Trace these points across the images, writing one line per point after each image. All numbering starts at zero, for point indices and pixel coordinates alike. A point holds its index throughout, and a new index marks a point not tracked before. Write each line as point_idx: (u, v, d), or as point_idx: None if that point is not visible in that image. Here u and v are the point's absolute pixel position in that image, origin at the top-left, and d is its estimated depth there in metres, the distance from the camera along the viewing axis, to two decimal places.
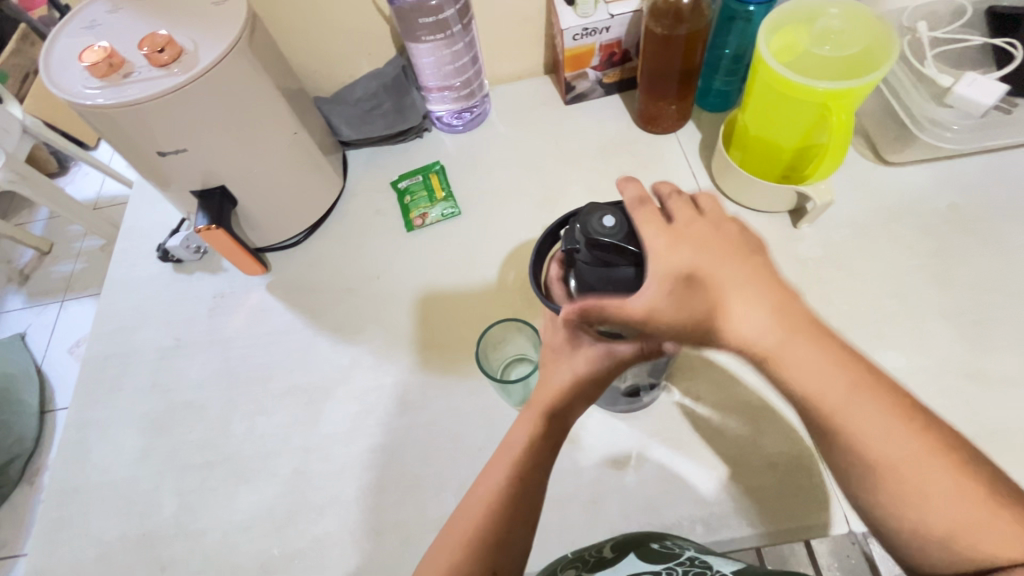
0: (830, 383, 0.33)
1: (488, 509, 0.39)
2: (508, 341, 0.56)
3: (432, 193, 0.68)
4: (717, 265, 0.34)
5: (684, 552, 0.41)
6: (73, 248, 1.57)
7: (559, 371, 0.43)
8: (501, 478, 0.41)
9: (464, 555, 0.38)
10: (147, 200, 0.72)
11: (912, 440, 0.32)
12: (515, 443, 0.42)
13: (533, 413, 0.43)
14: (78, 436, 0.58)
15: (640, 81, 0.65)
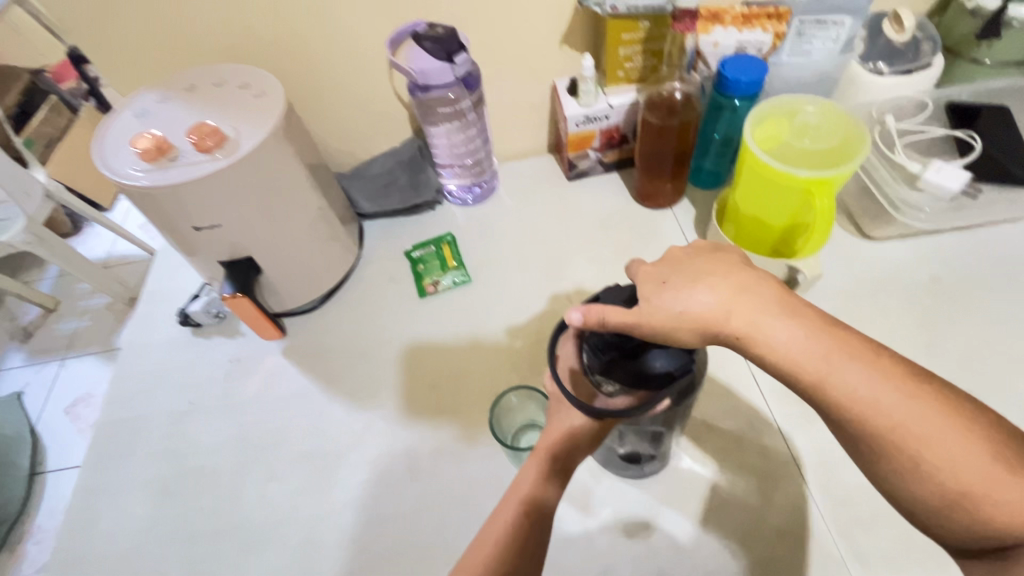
0: (889, 401, 0.33)
1: (494, 554, 0.39)
2: (518, 407, 0.58)
3: (444, 262, 0.72)
4: (694, 268, 0.39)
5: None
6: (79, 306, 1.59)
7: (560, 421, 0.44)
8: (505, 520, 0.41)
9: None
10: (170, 266, 0.76)
11: (888, 393, 0.33)
12: (519, 486, 0.43)
13: (538, 457, 0.44)
14: (87, 502, 0.58)
15: (638, 162, 0.70)
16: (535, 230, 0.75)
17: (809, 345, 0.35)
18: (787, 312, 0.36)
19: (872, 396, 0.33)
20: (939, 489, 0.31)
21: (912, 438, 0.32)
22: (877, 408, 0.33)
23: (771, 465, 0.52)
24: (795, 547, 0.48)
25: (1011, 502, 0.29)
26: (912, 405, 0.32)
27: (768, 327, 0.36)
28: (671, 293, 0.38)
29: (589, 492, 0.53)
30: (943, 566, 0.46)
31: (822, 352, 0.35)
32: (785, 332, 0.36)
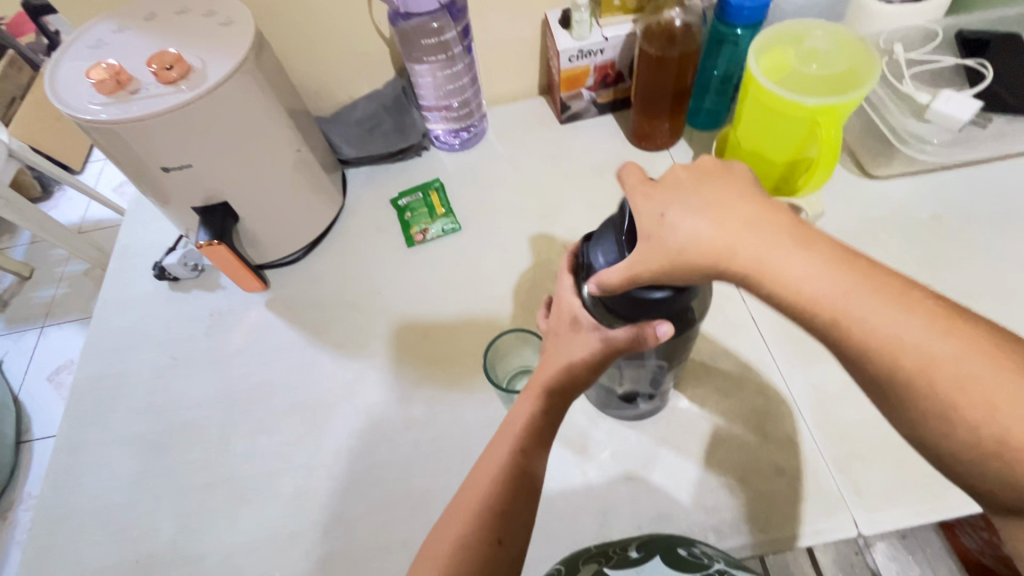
0: (920, 341, 0.29)
1: (492, 485, 0.38)
2: (514, 353, 0.56)
3: (432, 210, 0.69)
4: (687, 195, 0.36)
5: (713, 564, 0.37)
6: (55, 272, 1.54)
7: (559, 354, 0.43)
8: (503, 452, 0.39)
9: (468, 530, 0.36)
10: (143, 219, 0.72)
11: (923, 328, 0.29)
12: (515, 421, 0.41)
13: (534, 390, 0.42)
14: (68, 460, 0.55)
15: (634, 101, 0.67)
16: (528, 176, 0.72)
17: (831, 279, 0.31)
18: (804, 242, 0.32)
19: (895, 334, 0.30)
20: (974, 442, 0.28)
21: (946, 376, 0.28)
22: (901, 348, 0.29)
23: (772, 403, 0.52)
24: (795, 482, 0.48)
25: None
26: (946, 344, 0.29)
27: (782, 260, 0.32)
28: (670, 225, 0.35)
29: (586, 436, 0.52)
30: (941, 495, 0.46)
31: (846, 288, 0.31)
32: (803, 268, 0.32)
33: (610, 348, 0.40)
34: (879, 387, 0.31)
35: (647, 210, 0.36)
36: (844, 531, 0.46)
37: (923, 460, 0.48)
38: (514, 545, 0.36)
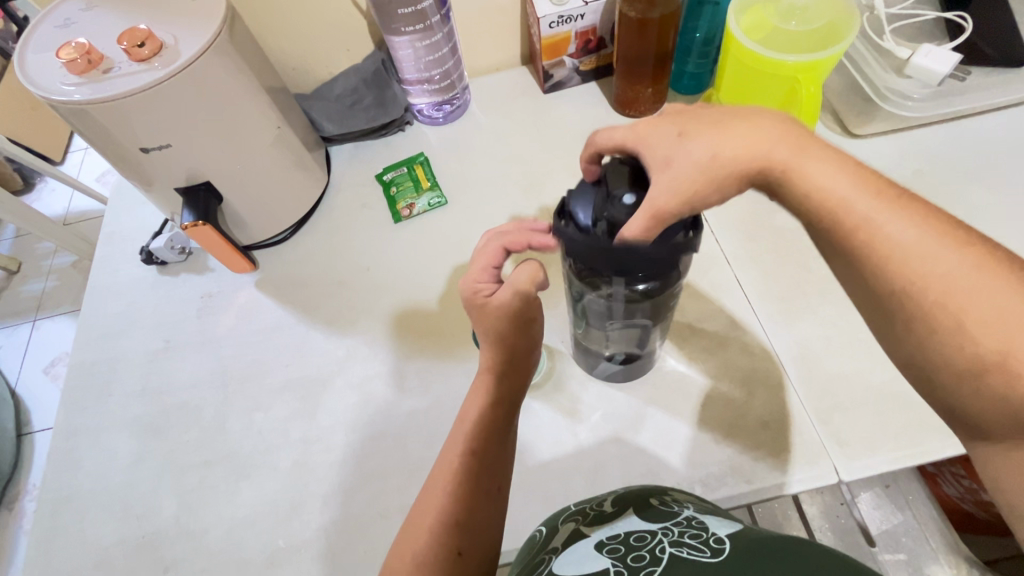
0: (939, 250, 0.31)
1: (447, 497, 0.37)
2: None
3: (418, 184, 0.69)
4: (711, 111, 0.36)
5: (683, 512, 0.38)
6: (43, 266, 1.52)
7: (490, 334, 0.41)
8: (456, 456, 0.39)
9: (425, 545, 0.36)
10: (127, 205, 0.71)
11: (948, 246, 0.31)
12: (466, 418, 0.41)
13: (480, 385, 0.42)
14: (68, 444, 0.56)
15: (617, 66, 0.66)
16: (513, 147, 0.71)
17: (863, 189, 0.33)
18: (833, 157, 0.34)
19: (917, 247, 0.31)
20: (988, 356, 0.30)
21: (966, 288, 0.30)
22: (925, 261, 0.31)
23: (756, 360, 0.53)
24: (780, 435, 0.49)
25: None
26: (965, 259, 0.31)
27: (813, 166, 0.33)
28: (694, 138, 0.34)
29: (577, 399, 0.53)
30: (920, 441, 0.48)
31: (871, 195, 0.33)
32: (834, 176, 0.33)
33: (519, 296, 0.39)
34: (891, 303, 0.32)
35: (661, 126, 0.35)
36: (826, 479, 0.47)
37: (902, 408, 0.49)
38: (475, 552, 0.37)
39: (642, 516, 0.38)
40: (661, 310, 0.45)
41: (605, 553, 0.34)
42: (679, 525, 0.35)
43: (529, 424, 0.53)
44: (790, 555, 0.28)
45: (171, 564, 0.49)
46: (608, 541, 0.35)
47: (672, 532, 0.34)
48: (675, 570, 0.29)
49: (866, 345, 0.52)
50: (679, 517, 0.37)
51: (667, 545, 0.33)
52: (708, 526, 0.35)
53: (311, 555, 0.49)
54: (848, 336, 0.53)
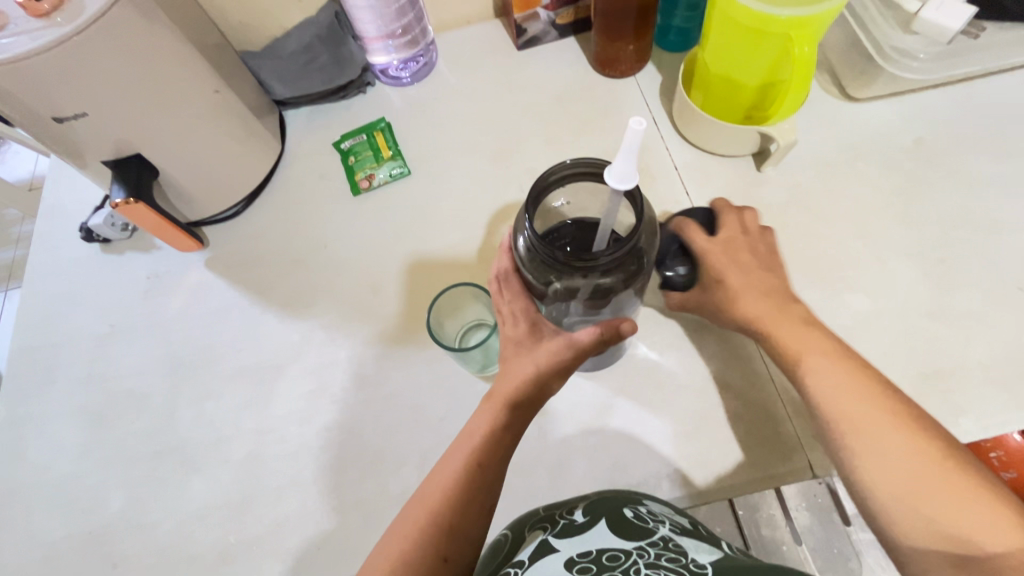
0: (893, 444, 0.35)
1: (443, 500, 0.39)
2: (464, 307, 0.54)
3: (378, 153, 0.64)
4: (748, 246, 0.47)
5: (658, 531, 0.39)
6: (12, 233, 1.47)
7: (519, 365, 0.43)
8: (456, 466, 0.41)
9: (412, 548, 0.37)
10: (64, 176, 0.65)
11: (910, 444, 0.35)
12: (473, 433, 0.42)
13: (492, 405, 0.43)
14: (10, 435, 0.53)
15: (594, 20, 0.60)
16: (483, 111, 0.66)
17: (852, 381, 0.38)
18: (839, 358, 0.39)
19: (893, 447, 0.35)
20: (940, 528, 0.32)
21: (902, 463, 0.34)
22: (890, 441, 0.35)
23: (733, 348, 0.50)
24: (753, 427, 0.47)
25: (827, 391, 0.39)
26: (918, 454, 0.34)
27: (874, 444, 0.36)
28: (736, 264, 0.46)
29: None
30: None
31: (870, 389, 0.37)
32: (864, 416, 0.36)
33: (575, 348, 0.43)
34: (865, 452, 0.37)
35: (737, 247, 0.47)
36: (799, 473, 0.46)
37: None
38: (459, 557, 0.38)
39: (615, 532, 0.38)
40: (629, 304, 0.43)
41: (577, 573, 0.34)
42: (655, 547, 0.36)
43: None
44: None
45: (119, 560, 0.48)
46: (580, 558, 0.35)
47: (648, 554, 0.35)
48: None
49: (851, 332, 0.49)
50: (655, 538, 0.38)
51: (644, 568, 0.33)
52: (688, 552, 0.36)
53: (264, 551, 0.47)
54: (832, 322, 0.50)
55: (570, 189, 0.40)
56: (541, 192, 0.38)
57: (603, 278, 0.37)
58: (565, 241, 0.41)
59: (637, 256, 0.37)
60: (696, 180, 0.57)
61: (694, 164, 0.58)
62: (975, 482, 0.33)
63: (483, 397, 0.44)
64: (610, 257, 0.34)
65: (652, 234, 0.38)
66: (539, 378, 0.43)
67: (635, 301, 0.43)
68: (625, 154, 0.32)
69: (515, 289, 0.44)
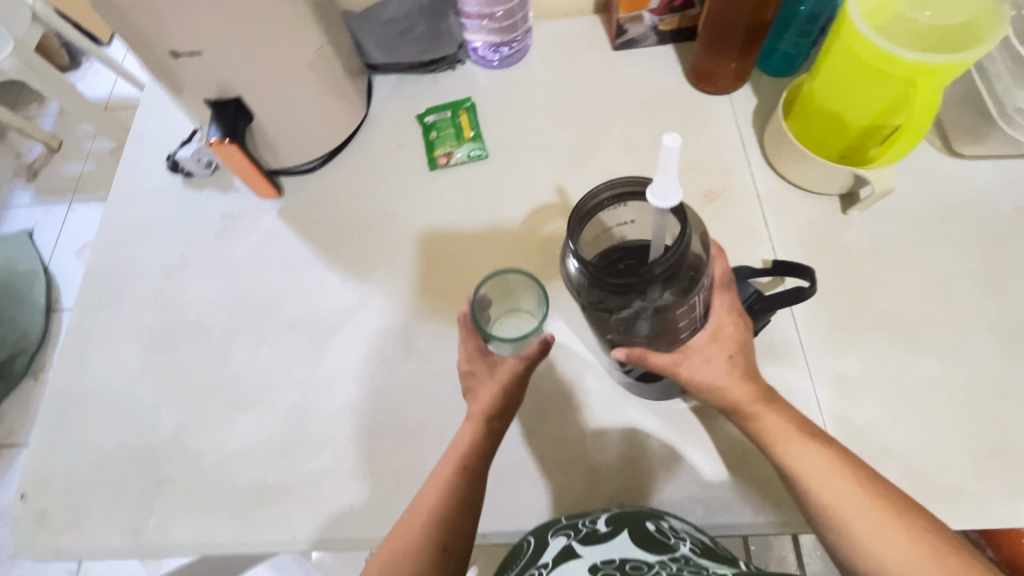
0: (847, 502, 0.38)
1: (432, 507, 0.42)
2: (507, 292, 0.51)
3: (460, 132, 0.64)
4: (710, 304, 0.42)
5: (680, 547, 0.38)
6: (83, 149, 1.53)
7: (487, 385, 0.46)
8: (443, 475, 0.43)
9: (407, 569, 0.39)
10: (157, 106, 0.68)
11: (856, 496, 0.38)
12: (455, 448, 0.44)
13: (473, 419, 0.45)
14: (79, 343, 0.56)
15: (700, 31, 0.58)
16: (568, 106, 0.65)
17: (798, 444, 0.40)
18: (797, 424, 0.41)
19: (845, 508, 0.38)
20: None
21: (863, 522, 0.37)
22: (840, 501, 0.38)
23: (789, 389, 0.49)
24: None
25: (830, 492, 0.38)
26: (862, 506, 0.38)
27: (826, 493, 0.39)
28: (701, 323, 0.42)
29: (586, 391, 0.51)
30: (951, 506, 0.44)
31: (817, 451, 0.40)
32: (816, 469, 0.39)
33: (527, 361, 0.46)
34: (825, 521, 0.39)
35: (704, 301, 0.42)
36: None
37: (938, 469, 0.45)
38: (459, 537, 0.41)
39: (638, 545, 0.39)
40: (684, 333, 0.40)
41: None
42: (678, 563, 0.36)
43: (535, 407, 0.50)
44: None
45: (164, 480, 0.50)
46: (604, 567, 0.37)
47: (671, 569, 0.36)
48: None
49: (914, 394, 0.48)
50: (677, 554, 0.37)
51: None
52: (709, 569, 0.36)
53: (298, 499, 0.49)
54: (896, 379, 0.49)
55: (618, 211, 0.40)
56: (586, 217, 0.39)
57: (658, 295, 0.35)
58: (615, 262, 0.40)
59: (689, 273, 0.36)
60: (776, 212, 0.56)
61: (776, 195, 0.57)
62: (907, 520, 0.37)
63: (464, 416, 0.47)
64: (662, 270, 0.33)
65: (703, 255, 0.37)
66: (507, 392, 0.46)
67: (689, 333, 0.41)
68: (665, 176, 0.32)
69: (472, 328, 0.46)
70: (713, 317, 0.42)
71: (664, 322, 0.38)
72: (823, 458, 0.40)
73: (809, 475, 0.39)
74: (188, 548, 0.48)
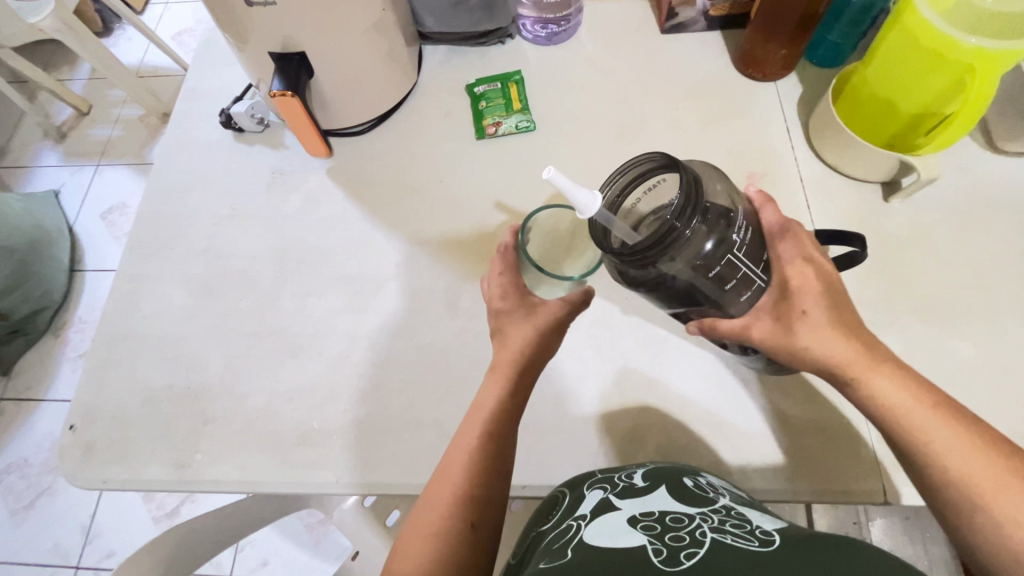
0: (967, 464, 0.33)
1: (463, 471, 0.39)
2: (560, 238, 0.49)
3: (509, 103, 0.65)
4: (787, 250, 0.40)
5: (720, 502, 0.38)
6: (112, 113, 1.53)
7: (519, 336, 0.45)
8: (471, 437, 0.41)
9: (440, 551, 0.36)
10: (211, 62, 0.69)
11: (977, 460, 0.33)
12: (481, 406, 0.42)
13: (500, 374, 0.44)
14: (129, 285, 0.58)
15: (753, 16, 0.59)
16: (615, 85, 0.66)
17: (902, 397, 0.36)
18: (900, 374, 0.36)
19: (963, 472, 0.33)
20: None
21: (991, 490, 0.32)
22: (957, 464, 0.33)
23: None
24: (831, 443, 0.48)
25: (947, 456, 0.34)
26: (988, 471, 0.33)
27: (940, 455, 0.34)
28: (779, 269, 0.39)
29: (627, 356, 0.52)
30: None
31: (926, 406, 0.35)
32: (929, 427, 0.35)
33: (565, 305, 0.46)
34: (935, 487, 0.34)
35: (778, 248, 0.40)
36: (869, 496, 0.46)
37: None
38: (494, 500, 0.39)
39: (675, 497, 0.39)
40: (743, 293, 0.40)
41: (641, 529, 0.36)
42: (719, 513, 0.36)
43: (576, 370, 0.52)
44: (835, 560, 0.28)
45: (210, 419, 0.51)
46: (643, 517, 0.37)
47: (713, 519, 0.35)
48: (724, 561, 0.30)
49: (949, 377, 0.49)
50: (717, 506, 0.37)
51: (709, 531, 0.34)
52: (752, 519, 0.35)
53: (341, 444, 0.50)
54: (931, 362, 0.50)
55: (651, 187, 0.42)
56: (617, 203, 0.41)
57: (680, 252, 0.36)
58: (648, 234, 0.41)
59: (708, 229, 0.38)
60: (818, 197, 0.57)
61: (819, 180, 0.58)
62: None
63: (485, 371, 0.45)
64: (680, 224, 0.35)
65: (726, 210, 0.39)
66: (540, 343, 0.45)
67: (748, 294, 0.40)
68: (569, 198, 0.37)
69: (510, 264, 0.47)
70: (781, 271, 0.39)
71: (710, 282, 0.39)
72: (952, 432, 0.34)
73: (919, 433, 0.35)
74: (233, 484, 0.49)
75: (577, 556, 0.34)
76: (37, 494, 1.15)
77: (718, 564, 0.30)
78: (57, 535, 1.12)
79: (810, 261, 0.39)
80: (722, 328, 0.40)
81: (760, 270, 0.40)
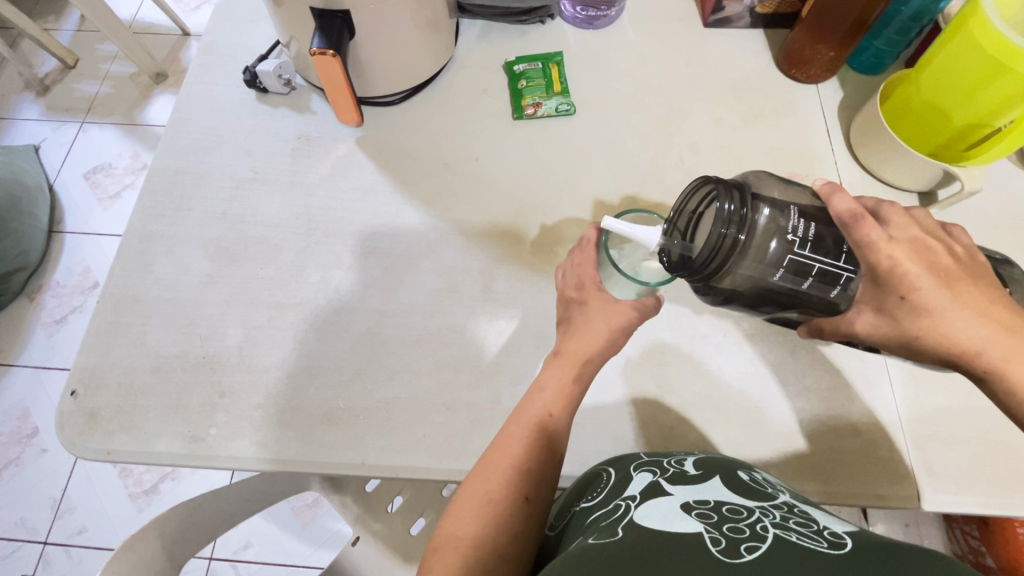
0: None
1: (521, 450, 0.41)
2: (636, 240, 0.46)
3: (549, 85, 0.63)
4: (869, 236, 0.38)
5: (779, 498, 0.37)
6: (100, 69, 1.44)
7: (587, 326, 0.45)
8: (530, 419, 0.42)
9: (494, 518, 0.39)
10: (233, 17, 0.65)
11: None
12: (543, 389, 0.44)
13: (566, 364, 0.44)
14: (141, 246, 0.54)
15: (804, 14, 0.58)
16: (657, 75, 0.65)
17: None
18: None
19: None
20: None
21: None
22: None
23: (862, 368, 0.50)
24: (868, 446, 0.48)
25: None
26: None
27: None
28: (870, 259, 0.38)
29: (666, 351, 0.51)
30: (1013, 494, 0.46)
31: None
32: None
33: (639, 310, 0.45)
34: None
35: (859, 236, 0.38)
36: (904, 500, 0.46)
37: (1002, 459, 0.47)
38: (546, 480, 0.41)
39: (731, 488, 0.38)
40: (832, 290, 0.39)
41: (695, 516, 0.34)
42: (781, 510, 0.35)
43: (613, 361, 0.51)
44: (908, 560, 0.26)
45: (228, 392, 0.48)
46: (698, 505, 0.36)
47: (774, 515, 0.34)
48: (787, 550, 0.29)
49: None
50: (778, 503, 0.36)
51: (771, 526, 0.32)
52: (818, 520, 0.34)
53: (368, 424, 0.48)
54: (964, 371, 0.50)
55: None
56: (693, 219, 0.39)
57: (740, 258, 0.37)
58: None
59: (767, 230, 0.37)
60: None
61: (858, 187, 0.58)
62: None
63: (552, 355, 0.46)
64: (729, 229, 0.35)
65: (779, 204, 0.39)
66: (608, 337, 0.45)
67: (839, 288, 0.39)
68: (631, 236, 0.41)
69: (591, 257, 0.47)
70: (868, 257, 0.38)
71: (783, 282, 0.38)
72: None
73: None
74: (250, 461, 0.46)
75: (630, 534, 0.33)
76: (4, 465, 1.09)
77: (782, 555, 0.28)
78: (25, 509, 1.06)
79: (895, 239, 0.38)
80: (827, 327, 0.41)
81: (844, 262, 0.39)
